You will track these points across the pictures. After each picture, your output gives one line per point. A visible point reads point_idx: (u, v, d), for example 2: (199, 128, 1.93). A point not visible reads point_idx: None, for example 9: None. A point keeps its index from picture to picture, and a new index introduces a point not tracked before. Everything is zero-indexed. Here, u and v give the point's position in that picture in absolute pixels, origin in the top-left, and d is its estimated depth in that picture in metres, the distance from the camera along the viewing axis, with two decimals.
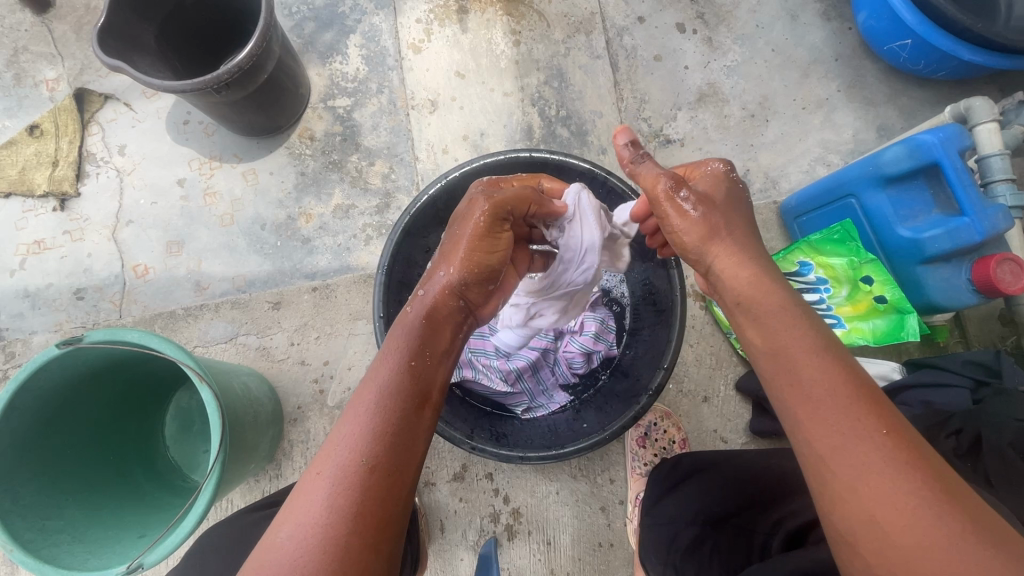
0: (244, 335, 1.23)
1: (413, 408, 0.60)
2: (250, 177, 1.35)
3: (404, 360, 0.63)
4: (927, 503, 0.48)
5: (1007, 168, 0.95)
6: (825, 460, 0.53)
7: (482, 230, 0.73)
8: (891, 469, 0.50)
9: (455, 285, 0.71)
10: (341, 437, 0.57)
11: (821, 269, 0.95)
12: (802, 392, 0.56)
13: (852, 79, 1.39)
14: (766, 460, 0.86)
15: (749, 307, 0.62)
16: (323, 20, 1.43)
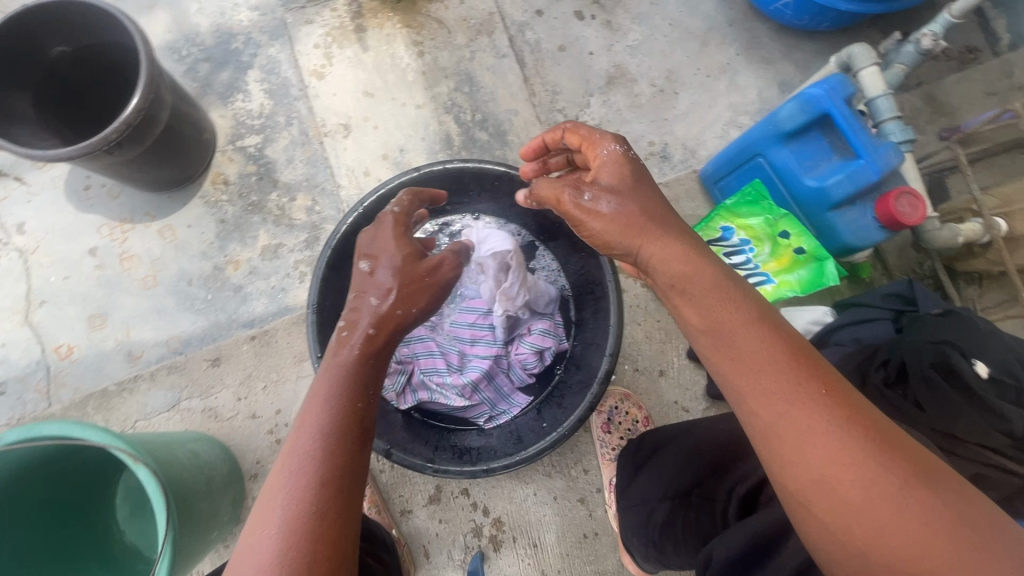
0: (187, 400, 1.17)
1: (357, 447, 0.61)
2: (168, 235, 1.29)
3: (348, 400, 0.63)
4: (869, 453, 0.50)
5: (893, 107, 1.01)
6: (771, 426, 0.53)
7: (443, 280, 0.75)
8: (835, 427, 0.51)
9: (402, 322, 0.72)
10: (285, 483, 0.56)
11: (742, 231, 0.98)
12: (741, 361, 0.56)
13: (748, 41, 1.44)
14: (721, 425, 0.87)
15: (682, 290, 0.62)
16: (217, 59, 1.38)
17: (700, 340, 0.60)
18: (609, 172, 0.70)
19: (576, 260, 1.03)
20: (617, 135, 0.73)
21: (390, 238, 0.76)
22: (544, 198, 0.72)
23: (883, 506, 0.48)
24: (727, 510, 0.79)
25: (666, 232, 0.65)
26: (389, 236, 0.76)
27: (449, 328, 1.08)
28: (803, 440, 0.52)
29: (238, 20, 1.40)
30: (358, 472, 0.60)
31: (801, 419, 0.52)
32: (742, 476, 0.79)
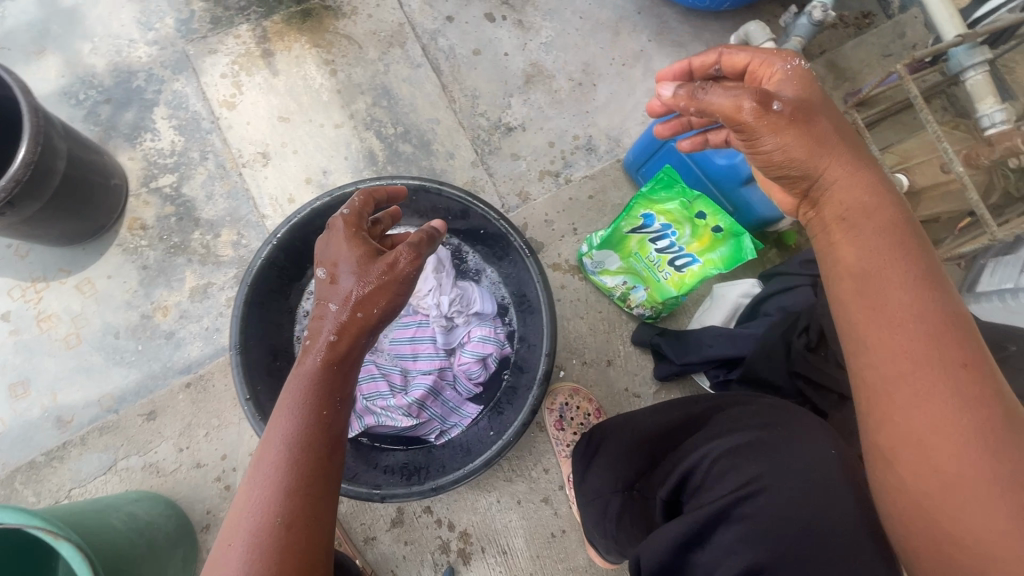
0: (124, 459, 1.12)
1: (326, 456, 0.59)
2: (87, 289, 1.23)
3: (314, 410, 0.60)
4: (971, 426, 0.50)
5: None
6: (890, 369, 0.54)
7: (405, 278, 0.67)
8: (955, 403, 0.51)
9: (369, 324, 0.66)
10: (253, 496, 0.56)
11: (661, 217, 0.99)
12: (879, 313, 0.56)
13: (658, 27, 1.47)
14: (655, 418, 0.87)
15: (852, 224, 0.59)
16: (118, 100, 1.32)
17: (844, 283, 0.59)
18: (794, 87, 0.62)
19: (508, 262, 1.02)
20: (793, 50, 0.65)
21: (341, 244, 0.69)
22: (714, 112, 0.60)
23: (968, 485, 0.49)
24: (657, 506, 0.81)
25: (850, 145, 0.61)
26: (339, 242, 0.70)
27: (390, 346, 1.07)
28: (915, 400, 0.52)
29: (136, 57, 1.34)
30: (327, 483, 0.58)
31: (923, 377, 0.52)
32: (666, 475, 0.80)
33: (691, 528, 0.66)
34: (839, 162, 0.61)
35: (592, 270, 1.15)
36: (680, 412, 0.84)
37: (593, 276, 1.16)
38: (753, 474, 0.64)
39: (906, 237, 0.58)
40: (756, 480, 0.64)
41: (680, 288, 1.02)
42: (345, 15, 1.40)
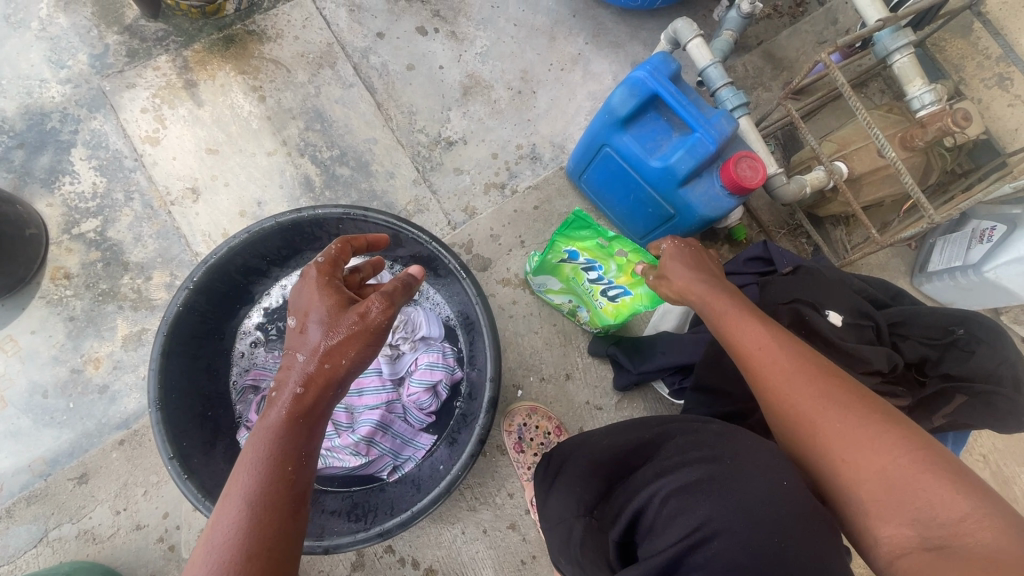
0: (57, 528, 1.05)
1: (291, 514, 0.54)
2: (9, 346, 1.15)
3: (280, 465, 0.56)
4: (817, 384, 0.58)
5: (723, 74, 1.03)
6: (750, 367, 0.63)
7: (380, 329, 0.65)
8: (815, 393, 0.57)
9: (341, 374, 0.63)
10: (207, 560, 0.50)
11: (585, 253, 0.98)
12: (723, 330, 0.67)
13: (594, 29, 1.45)
14: (609, 441, 0.84)
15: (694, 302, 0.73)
16: (32, 144, 1.25)
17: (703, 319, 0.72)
18: (665, 259, 0.78)
19: (449, 283, 0.98)
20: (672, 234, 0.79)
21: (315, 292, 0.66)
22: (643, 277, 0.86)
23: (865, 455, 0.53)
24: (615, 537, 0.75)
25: (695, 269, 0.75)
26: (312, 289, 0.67)
27: None
28: (792, 405, 0.58)
29: (49, 97, 1.27)
30: (292, 545, 0.54)
31: (761, 359, 0.62)
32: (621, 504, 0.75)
33: None
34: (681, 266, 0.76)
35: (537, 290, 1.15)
36: (633, 438, 0.80)
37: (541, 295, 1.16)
38: (702, 518, 0.59)
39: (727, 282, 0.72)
40: (705, 526, 0.58)
41: (614, 318, 1.00)
42: (270, 39, 1.35)
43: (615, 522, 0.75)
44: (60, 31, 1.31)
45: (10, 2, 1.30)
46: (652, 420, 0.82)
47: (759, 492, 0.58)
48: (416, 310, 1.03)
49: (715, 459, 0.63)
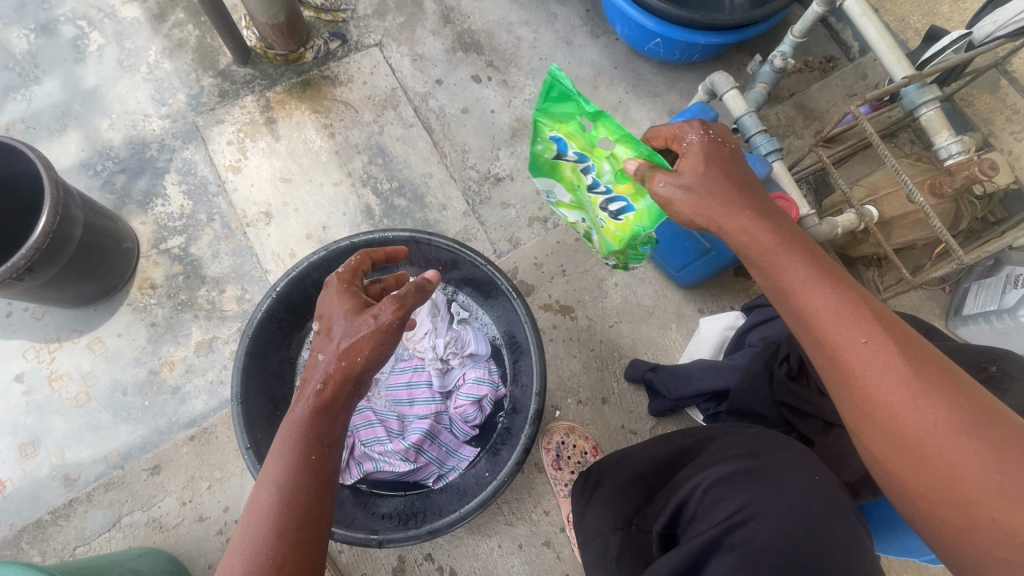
0: (129, 515, 1.14)
1: (315, 498, 0.61)
2: (97, 347, 1.27)
3: (303, 455, 0.63)
4: (932, 400, 0.54)
5: (757, 122, 1.11)
6: (847, 374, 0.59)
7: (393, 328, 0.71)
8: (932, 411, 0.54)
9: (357, 370, 0.69)
10: (243, 539, 0.58)
11: (573, 143, 0.83)
12: (800, 315, 0.63)
13: (634, 79, 1.57)
14: (648, 452, 0.90)
15: (747, 254, 0.68)
16: (133, 169, 1.42)
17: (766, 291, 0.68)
18: (690, 164, 0.70)
19: (498, 305, 1.07)
20: (694, 125, 0.72)
21: (337, 298, 0.74)
22: None
23: (991, 490, 0.50)
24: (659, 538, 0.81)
25: (743, 211, 0.68)
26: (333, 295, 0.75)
27: (386, 392, 1.09)
28: (902, 423, 0.55)
29: (150, 129, 1.45)
30: (316, 527, 0.60)
31: (855, 365, 0.58)
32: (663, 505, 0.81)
33: (686, 558, 0.67)
34: (727, 215, 0.69)
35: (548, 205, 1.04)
36: (668, 449, 0.87)
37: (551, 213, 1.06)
38: (743, 502, 0.66)
39: (799, 244, 0.66)
40: (745, 509, 0.65)
41: (616, 240, 0.86)
42: (342, 83, 1.51)
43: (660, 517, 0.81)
44: (164, 73, 1.50)
45: (124, 49, 1.51)
46: (687, 432, 0.88)
47: (794, 481, 0.65)
48: (464, 329, 1.11)
49: (750, 455, 0.71)
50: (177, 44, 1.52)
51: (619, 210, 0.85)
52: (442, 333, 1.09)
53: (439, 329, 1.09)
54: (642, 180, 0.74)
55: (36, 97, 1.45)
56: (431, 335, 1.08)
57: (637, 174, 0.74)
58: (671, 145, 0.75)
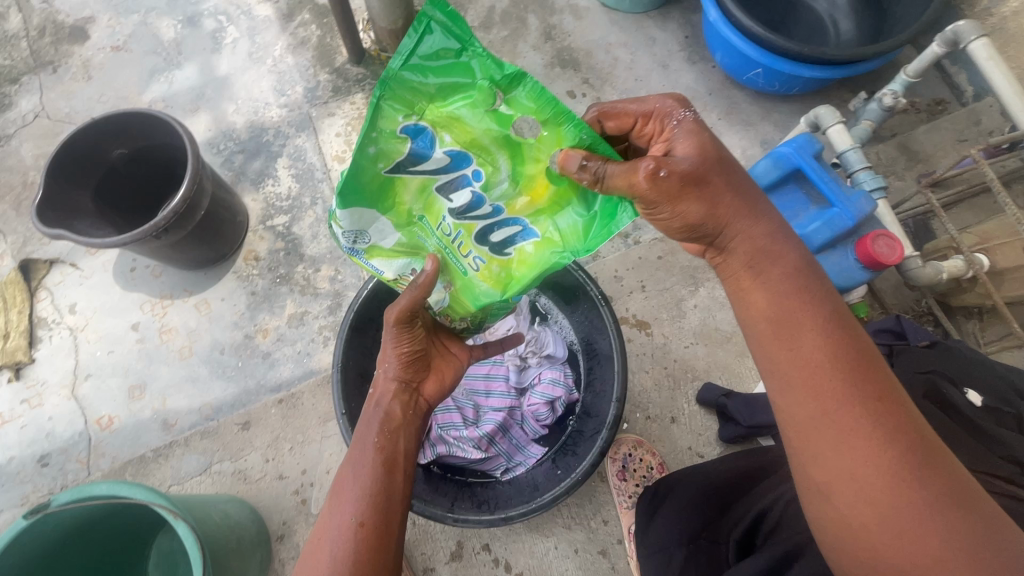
0: (218, 463, 1.24)
1: (385, 468, 0.68)
2: (204, 308, 1.39)
3: (372, 436, 0.70)
4: (906, 470, 0.56)
5: (862, 158, 1.10)
6: (829, 430, 0.60)
7: (404, 326, 0.73)
8: (905, 480, 0.56)
9: (395, 367, 0.74)
10: (330, 506, 0.65)
11: (450, 134, 0.61)
12: (801, 358, 0.62)
13: (728, 107, 1.57)
14: (722, 467, 0.93)
15: (758, 269, 0.66)
16: (250, 151, 1.55)
17: (759, 326, 0.66)
18: (687, 150, 0.63)
19: (581, 312, 1.09)
20: (672, 96, 0.66)
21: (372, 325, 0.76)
22: (614, 189, 0.61)
23: (938, 563, 0.53)
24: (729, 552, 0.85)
25: (761, 216, 0.67)
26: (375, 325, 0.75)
27: (465, 380, 1.15)
28: (874, 485, 0.57)
29: (269, 116, 1.59)
30: (390, 497, 0.66)
31: (839, 423, 0.59)
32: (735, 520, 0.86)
33: (773, 560, 0.73)
34: (739, 218, 0.66)
35: (355, 247, 0.71)
36: (741, 465, 0.93)
37: (360, 262, 0.73)
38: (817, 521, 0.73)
39: (814, 275, 0.66)
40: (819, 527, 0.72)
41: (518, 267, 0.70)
42: None
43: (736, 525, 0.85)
44: (287, 67, 1.64)
45: (254, 43, 1.66)
46: (762, 454, 0.93)
47: None
48: (544, 331, 1.15)
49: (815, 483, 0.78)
50: (301, 42, 1.66)
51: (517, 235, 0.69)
52: (520, 335, 1.12)
53: (518, 329, 1.13)
54: (599, 180, 0.61)
55: (175, 79, 1.62)
56: (512, 335, 1.12)
57: (591, 174, 0.60)
58: (649, 125, 0.68)
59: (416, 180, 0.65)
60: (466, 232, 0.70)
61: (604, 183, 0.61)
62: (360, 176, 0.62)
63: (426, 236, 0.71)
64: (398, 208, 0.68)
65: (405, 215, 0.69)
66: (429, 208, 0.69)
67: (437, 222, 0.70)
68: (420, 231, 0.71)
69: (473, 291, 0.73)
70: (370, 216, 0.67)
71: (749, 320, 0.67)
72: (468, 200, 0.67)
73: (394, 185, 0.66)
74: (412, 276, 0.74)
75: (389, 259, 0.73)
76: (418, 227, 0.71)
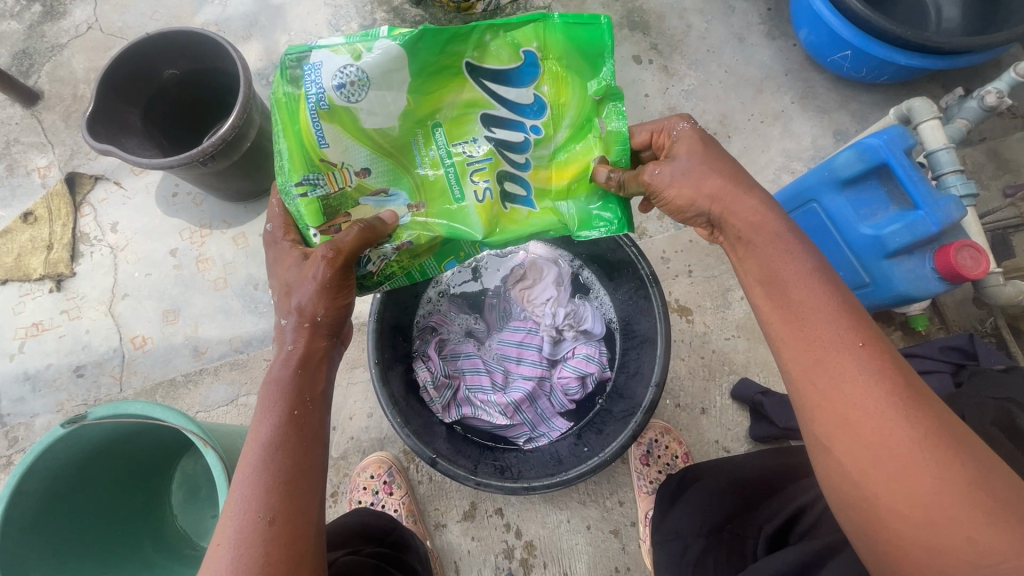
0: (245, 396, 1.28)
1: (301, 451, 0.61)
2: (241, 242, 1.39)
3: (284, 411, 0.62)
4: (902, 413, 0.52)
5: (954, 160, 1.01)
6: (820, 374, 0.57)
7: (333, 283, 0.65)
8: (903, 423, 0.52)
9: (316, 323, 0.67)
10: (233, 496, 0.58)
11: (545, 86, 0.70)
12: (790, 309, 0.60)
13: (804, 90, 1.47)
14: (754, 463, 0.88)
15: (750, 240, 0.65)
16: None
17: (754, 291, 0.65)
18: (682, 147, 0.69)
19: (625, 290, 1.05)
20: (681, 113, 0.71)
21: (285, 266, 0.68)
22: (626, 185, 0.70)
23: (945, 507, 0.49)
24: (756, 548, 0.79)
25: (750, 190, 0.67)
26: (286, 266, 0.68)
27: (498, 345, 1.13)
28: (870, 428, 0.53)
29: None
30: (308, 479, 0.60)
31: (831, 366, 0.56)
32: (769, 516, 0.80)
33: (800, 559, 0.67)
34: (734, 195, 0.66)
35: (337, 96, 0.62)
36: (772, 462, 0.88)
37: (314, 117, 0.61)
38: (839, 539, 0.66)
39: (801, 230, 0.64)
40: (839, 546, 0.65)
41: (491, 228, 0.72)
42: None
43: (768, 519, 0.80)
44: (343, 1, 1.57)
45: None
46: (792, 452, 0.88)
47: None
48: (582, 305, 1.11)
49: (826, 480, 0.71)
50: None
51: (516, 196, 0.74)
52: (560, 307, 1.10)
53: (558, 299, 1.10)
54: (621, 186, 0.70)
55: (229, 3, 1.56)
56: (558, 306, 1.10)
57: (614, 180, 0.70)
58: (656, 138, 0.73)
59: (475, 93, 0.69)
60: (490, 167, 0.72)
61: (622, 189, 0.71)
62: (449, 51, 0.66)
63: (421, 149, 0.70)
64: (427, 104, 0.68)
65: (423, 113, 0.68)
66: (452, 126, 0.71)
67: (457, 139, 0.71)
68: (417, 139, 0.70)
69: (454, 222, 0.71)
70: (396, 85, 0.64)
71: (745, 287, 0.66)
72: (512, 141, 0.72)
73: (452, 81, 0.68)
74: (356, 172, 0.66)
75: (352, 134, 0.64)
76: (422, 131, 0.70)
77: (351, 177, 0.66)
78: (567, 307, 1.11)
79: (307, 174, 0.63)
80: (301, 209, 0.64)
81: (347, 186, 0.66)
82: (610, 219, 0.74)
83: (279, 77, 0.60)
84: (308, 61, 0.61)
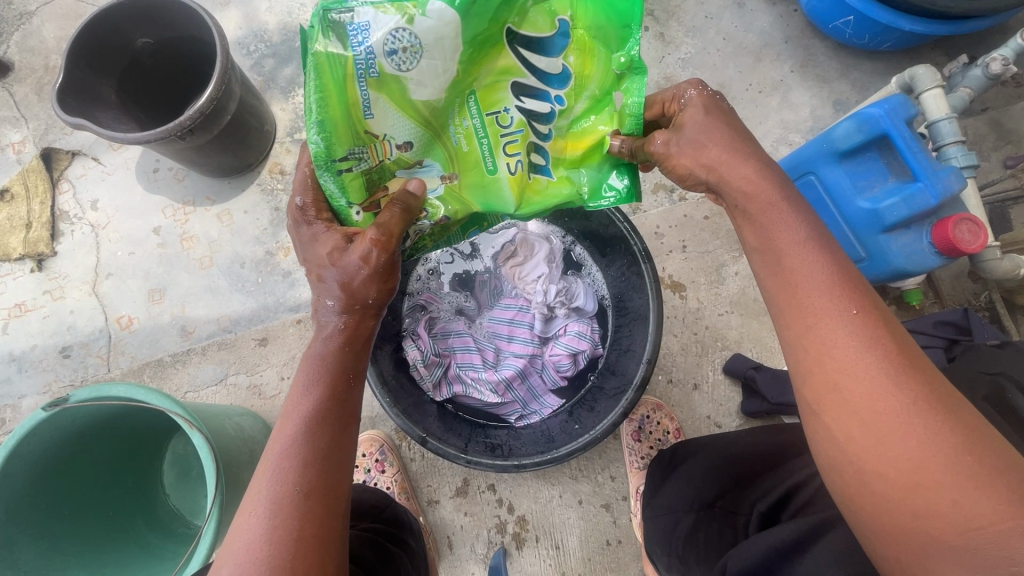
0: (234, 375, 1.27)
1: (340, 429, 0.60)
2: (226, 219, 1.35)
3: (329, 387, 0.61)
4: (893, 379, 0.51)
5: (956, 131, 0.99)
6: (810, 342, 0.56)
7: (382, 267, 0.63)
8: (893, 389, 0.51)
9: (363, 302, 0.64)
10: (268, 467, 0.57)
11: (573, 57, 0.65)
12: (784, 276, 0.59)
13: (803, 59, 1.42)
14: (748, 440, 0.88)
15: (746, 209, 0.63)
16: (281, 56, 1.45)
17: (753, 257, 0.63)
18: (695, 115, 0.66)
19: (617, 267, 1.03)
20: (691, 79, 0.68)
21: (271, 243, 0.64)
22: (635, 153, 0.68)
23: (933, 473, 0.48)
24: (748, 525, 0.80)
25: (746, 159, 0.63)
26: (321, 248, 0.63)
27: (488, 324, 1.12)
28: (861, 394, 0.52)
29: (303, 20, 1.47)
30: (342, 457, 0.59)
31: (824, 333, 0.55)
32: (761, 493, 0.80)
33: (793, 538, 0.66)
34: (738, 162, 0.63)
35: (387, 63, 0.57)
36: (769, 441, 0.86)
37: (362, 84, 0.57)
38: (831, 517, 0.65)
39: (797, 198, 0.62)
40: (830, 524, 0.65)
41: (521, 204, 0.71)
42: None
43: (760, 498, 0.79)
44: None
45: None
46: (785, 428, 0.88)
47: None
48: (574, 283, 1.10)
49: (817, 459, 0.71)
50: None
51: (537, 166, 0.71)
52: (552, 284, 1.08)
53: (548, 275, 1.09)
54: (631, 156, 0.68)
55: None
56: (547, 282, 1.08)
57: (625, 150, 0.68)
58: (666, 107, 0.70)
59: (510, 60, 0.64)
60: (521, 139, 0.68)
61: (632, 159, 0.69)
62: (499, 17, 0.60)
63: (456, 118, 0.66)
64: (471, 73, 0.63)
65: (466, 82, 0.63)
66: (485, 94, 0.65)
67: (491, 111, 0.66)
68: (455, 108, 0.65)
69: (488, 195, 0.69)
70: (450, 55, 0.59)
71: (745, 253, 0.64)
72: (541, 112, 0.67)
73: (493, 48, 0.63)
74: (397, 145, 0.63)
75: (398, 104, 0.60)
76: (460, 101, 0.65)
77: (392, 150, 0.63)
78: (561, 284, 1.09)
79: (353, 147, 0.60)
80: (344, 184, 0.61)
81: (387, 159, 0.63)
82: (621, 188, 0.73)
83: (318, 36, 0.53)
84: (352, 20, 0.55)
